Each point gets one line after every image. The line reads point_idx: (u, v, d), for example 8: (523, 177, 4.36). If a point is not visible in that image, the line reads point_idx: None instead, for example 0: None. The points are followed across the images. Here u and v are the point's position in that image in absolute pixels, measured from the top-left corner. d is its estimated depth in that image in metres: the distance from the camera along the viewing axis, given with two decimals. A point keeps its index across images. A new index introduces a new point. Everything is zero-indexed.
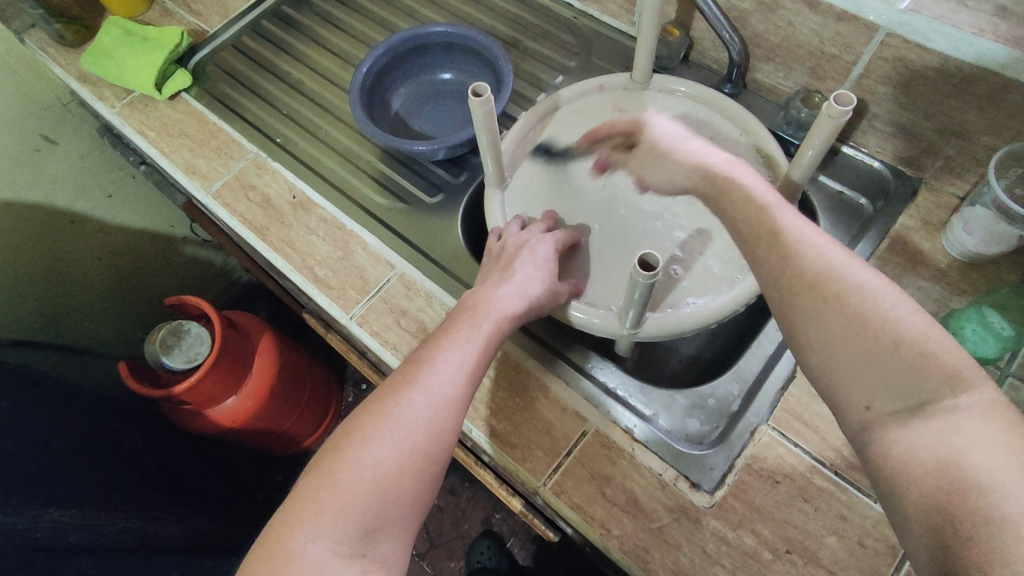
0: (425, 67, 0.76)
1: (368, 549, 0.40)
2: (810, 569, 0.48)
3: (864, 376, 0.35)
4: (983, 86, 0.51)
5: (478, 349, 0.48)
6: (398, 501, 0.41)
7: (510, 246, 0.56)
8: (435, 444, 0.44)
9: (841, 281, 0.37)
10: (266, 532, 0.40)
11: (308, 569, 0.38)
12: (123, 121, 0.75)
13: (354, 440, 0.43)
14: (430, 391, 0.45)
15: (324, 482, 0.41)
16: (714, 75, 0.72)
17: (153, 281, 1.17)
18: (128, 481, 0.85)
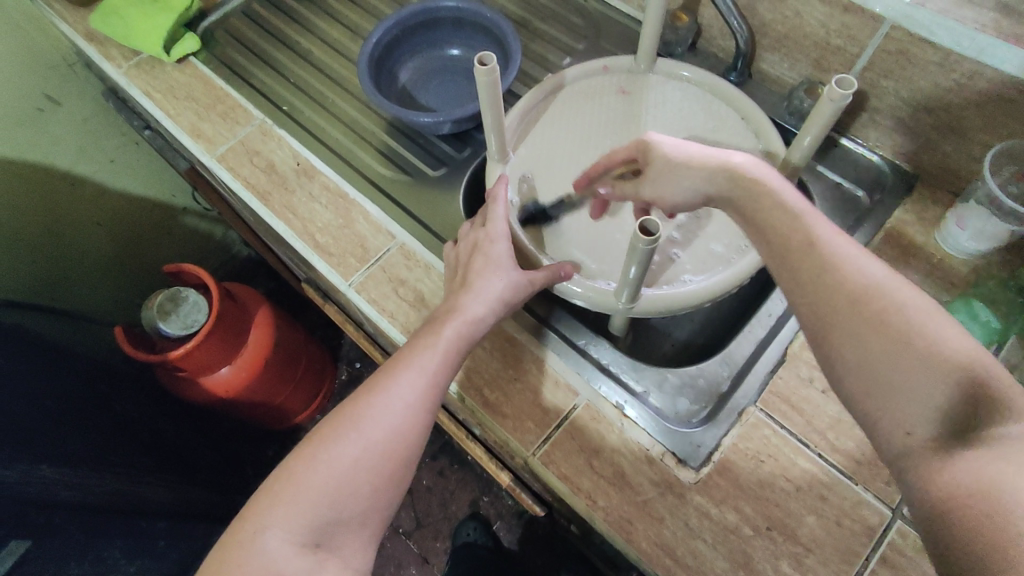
0: (433, 42, 0.76)
1: (322, 542, 0.43)
2: (788, 546, 0.49)
3: (910, 403, 0.35)
4: (983, 82, 0.52)
5: (446, 355, 0.49)
6: (353, 499, 0.44)
7: (467, 249, 0.56)
8: (394, 446, 0.46)
9: (888, 305, 0.37)
10: (234, 523, 0.44)
11: (261, 557, 0.42)
12: (130, 81, 0.75)
13: (315, 443, 0.46)
14: (390, 396, 0.47)
15: (284, 479, 0.45)
16: (720, 64, 0.73)
17: (151, 250, 1.17)
18: (119, 444, 0.85)
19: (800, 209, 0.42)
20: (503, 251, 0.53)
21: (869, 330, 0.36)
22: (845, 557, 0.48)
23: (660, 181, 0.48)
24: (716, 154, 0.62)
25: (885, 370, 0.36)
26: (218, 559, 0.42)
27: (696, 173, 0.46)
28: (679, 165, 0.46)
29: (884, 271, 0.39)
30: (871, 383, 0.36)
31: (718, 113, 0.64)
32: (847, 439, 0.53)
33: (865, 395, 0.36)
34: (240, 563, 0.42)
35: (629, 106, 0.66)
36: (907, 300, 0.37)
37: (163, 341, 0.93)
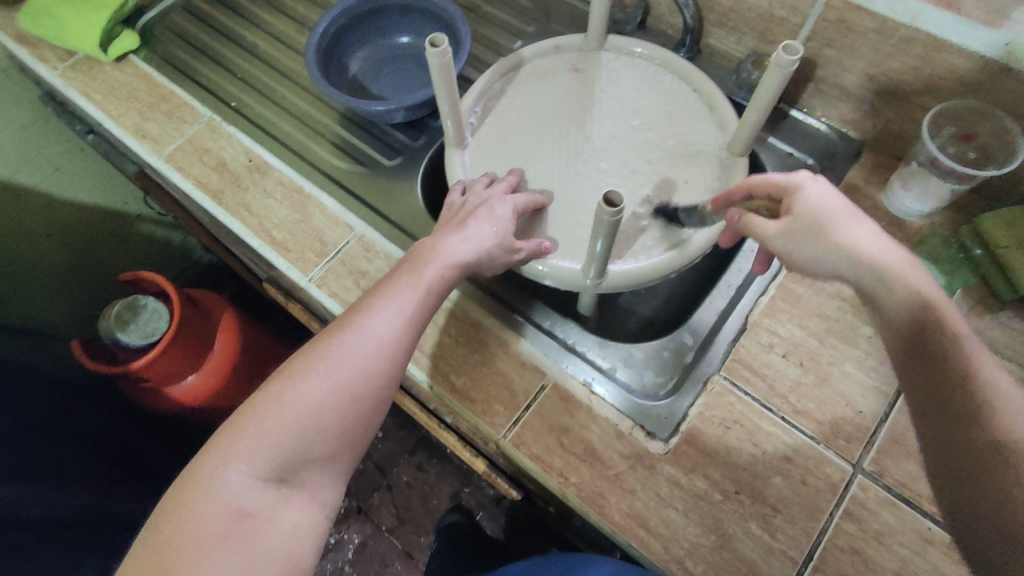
0: (381, 30, 0.75)
1: (289, 477, 0.42)
2: (757, 508, 0.50)
3: (937, 446, 0.37)
4: (919, 46, 0.54)
5: (421, 298, 0.48)
6: (323, 437, 0.43)
7: (469, 205, 0.54)
8: (368, 388, 0.44)
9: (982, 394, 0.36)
10: (193, 457, 0.41)
11: (227, 491, 0.39)
12: (67, 83, 0.72)
13: (283, 378, 0.44)
14: (365, 338, 0.45)
15: (253, 414, 0.42)
16: (670, 40, 0.73)
17: (110, 259, 1.12)
18: (81, 458, 0.84)
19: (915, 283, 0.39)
20: (503, 214, 0.53)
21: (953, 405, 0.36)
22: (811, 514, 0.50)
23: (807, 225, 0.41)
24: (671, 129, 0.63)
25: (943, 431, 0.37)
26: (173, 495, 0.39)
27: (832, 243, 0.40)
28: (824, 234, 0.40)
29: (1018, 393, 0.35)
30: (942, 442, 0.37)
31: (670, 87, 0.65)
32: (809, 401, 0.54)
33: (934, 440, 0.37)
34: (200, 497, 0.39)
35: (584, 84, 0.66)
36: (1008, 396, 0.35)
37: (124, 353, 0.90)
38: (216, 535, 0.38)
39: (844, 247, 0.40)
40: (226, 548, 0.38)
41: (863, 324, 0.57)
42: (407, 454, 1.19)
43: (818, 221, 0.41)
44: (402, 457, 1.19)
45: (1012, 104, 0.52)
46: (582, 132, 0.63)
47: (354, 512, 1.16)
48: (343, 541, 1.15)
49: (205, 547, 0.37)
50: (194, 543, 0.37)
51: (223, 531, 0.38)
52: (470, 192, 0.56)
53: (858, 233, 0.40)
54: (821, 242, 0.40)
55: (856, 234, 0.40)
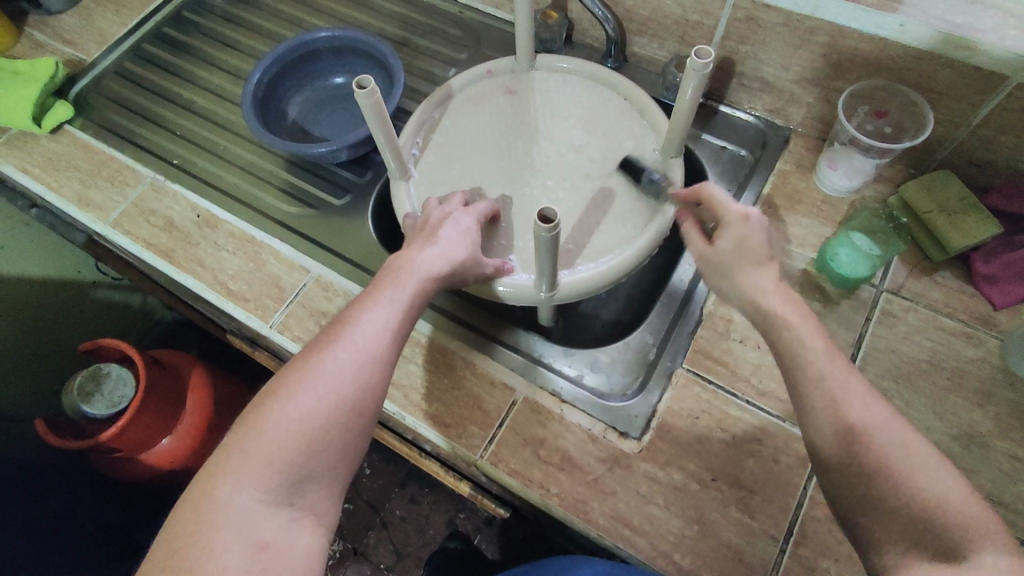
0: (316, 74, 0.76)
1: (296, 498, 0.39)
2: (734, 492, 0.52)
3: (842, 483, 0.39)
4: (823, 35, 0.57)
5: (405, 306, 0.47)
6: (324, 453, 0.40)
7: (434, 216, 0.55)
8: (363, 398, 0.43)
9: (852, 412, 0.39)
10: (188, 488, 0.38)
11: (235, 517, 0.37)
12: (3, 160, 0.71)
13: (275, 395, 0.41)
14: (354, 346, 0.44)
15: (247, 436, 0.39)
16: (597, 53, 0.76)
17: (67, 331, 1.08)
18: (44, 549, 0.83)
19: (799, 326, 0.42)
20: (469, 224, 0.55)
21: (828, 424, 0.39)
22: (785, 491, 0.51)
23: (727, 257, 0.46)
24: (607, 138, 0.65)
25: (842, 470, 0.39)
26: (178, 526, 0.36)
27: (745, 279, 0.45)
28: (741, 267, 0.45)
29: (871, 404, 0.39)
30: (830, 459, 0.39)
31: (602, 98, 0.67)
32: (770, 381, 0.56)
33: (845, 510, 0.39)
34: (207, 527, 0.36)
35: (517, 105, 0.68)
36: (877, 425, 0.38)
37: (91, 424, 0.88)
38: (233, 564, 0.35)
39: (746, 285, 0.45)
40: None
41: (813, 300, 0.59)
42: (397, 488, 1.18)
43: (736, 259, 0.45)
44: (393, 491, 1.18)
45: (913, 79, 0.56)
46: (521, 151, 0.65)
47: (351, 555, 1.14)
48: None
49: None
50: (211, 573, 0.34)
51: (237, 562, 0.36)
52: (429, 208, 0.56)
53: (760, 279, 0.44)
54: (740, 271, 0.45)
55: (755, 277, 0.45)
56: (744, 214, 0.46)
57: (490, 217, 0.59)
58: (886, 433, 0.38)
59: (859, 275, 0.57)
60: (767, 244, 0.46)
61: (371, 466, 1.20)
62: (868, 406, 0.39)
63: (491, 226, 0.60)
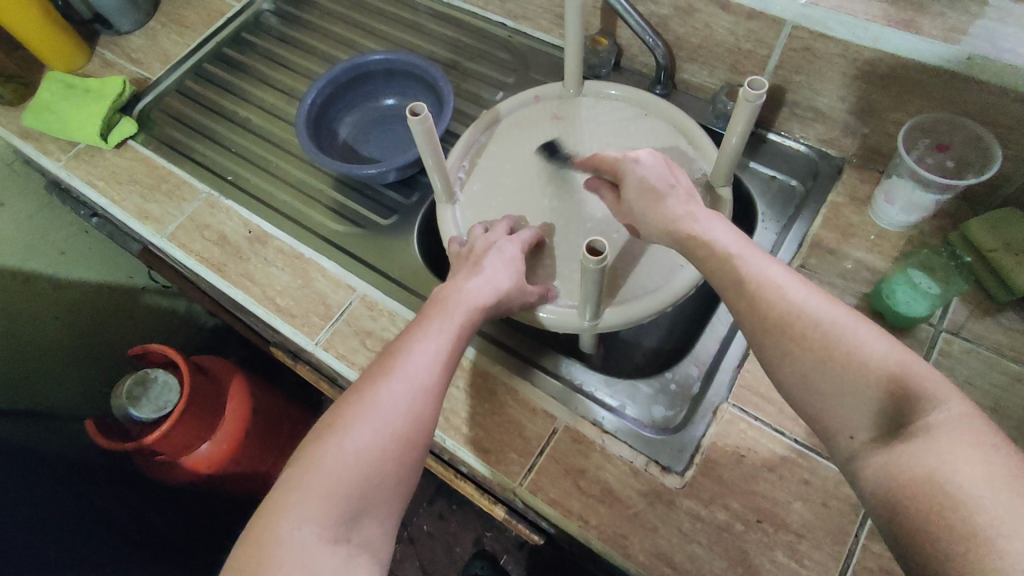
0: (366, 95, 0.78)
1: (354, 533, 0.39)
2: (781, 535, 0.50)
3: (784, 370, 0.41)
4: (884, 67, 0.56)
5: (452, 338, 0.47)
6: (381, 487, 0.41)
7: (478, 247, 0.56)
8: (416, 430, 0.43)
9: (772, 297, 0.43)
10: (250, 524, 0.39)
11: (297, 554, 0.37)
12: (70, 173, 0.75)
13: (332, 428, 0.42)
14: (407, 378, 0.44)
15: (307, 470, 0.40)
16: (645, 79, 0.75)
17: (116, 335, 1.12)
18: (95, 544, 0.84)
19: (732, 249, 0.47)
20: (513, 254, 0.55)
21: (759, 313, 0.43)
22: (836, 537, 0.49)
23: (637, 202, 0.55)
24: None
25: (777, 354, 0.42)
26: (243, 561, 0.37)
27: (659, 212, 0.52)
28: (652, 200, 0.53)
29: (796, 286, 0.43)
30: (763, 348, 0.43)
31: (651, 125, 0.67)
32: None
33: (804, 411, 0.41)
34: (271, 563, 0.36)
35: (564, 130, 0.68)
36: (800, 304, 0.42)
37: (136, 427, 0.90)
38: None
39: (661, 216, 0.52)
40: None
41: None
42: (426, 504, 1.18)
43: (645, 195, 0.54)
44: (422, 506, 1.18)
45: (980, 113, 0.54)
46: (567, 177, 0.65)
47: None
48: None
49: None
50: None
51: None
52: (474, 237, 0.57)
53: (668, 210, 0.52)
54: (650, 210, 0.53)
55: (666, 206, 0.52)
56: (632, 157, 0.56)
57: (534, 246, 0.59)
58: (806, 307, 0.42)
59: (918, 314, 0.55)
60: (664, 176, 0.54)
61: None
62: (791, 290, 0.43)
63: (536, 254, 0.61)
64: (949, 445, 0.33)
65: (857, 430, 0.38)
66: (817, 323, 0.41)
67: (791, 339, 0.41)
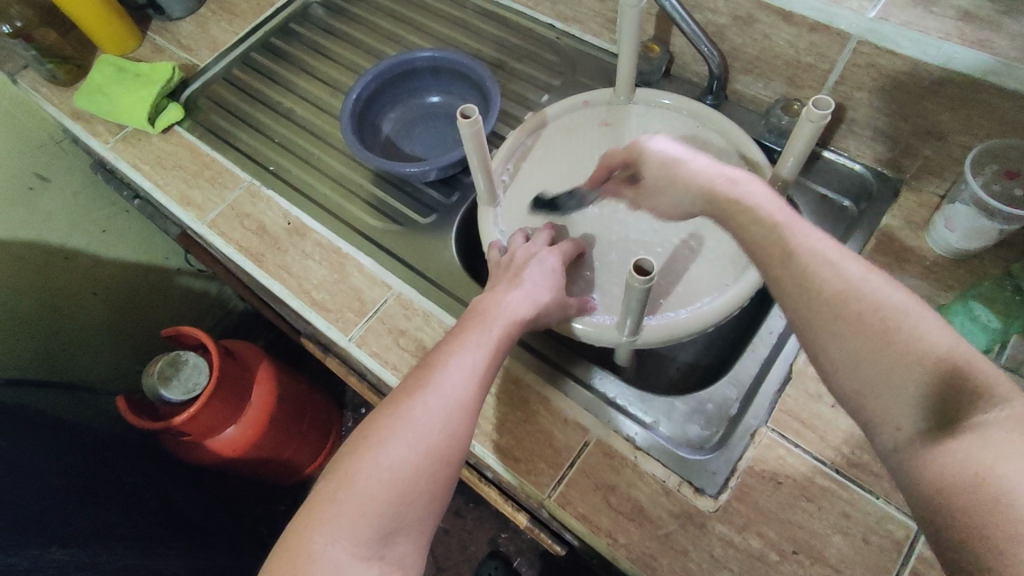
0: (411, 92, 0.77)
1: (386, 551, 0.39)
2: (817, 569, 0.48)
3: (832, 348, 0.39)
4: (954, 88, 0.53)
5: (490, 351, 0.46)
6: (413, 505, 0.40)
7: (520, 257, 0.55)
8: (450, 448, 0.42)
9: (825, 272, 0.40)
10: (286, 534, 0.40)
11: (330, 571, 0.37)
12: (117, 156, 0.76)
13: (367, 442, 0.42)
14: (442, 394, 0.44)
15: (341, 486, 0.40)
16: (695, 87, 0.74)
17: (149, 315, 1.14)
18: (128, 515, 0.84)
19: (780, 219, 0.43)
20: (555, 266, 0.54)
21: (808, 288, 0.40)
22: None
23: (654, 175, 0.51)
24: None
25: (826, 334, 0.39)
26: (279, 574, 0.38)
27: (688, 186, 0.48)
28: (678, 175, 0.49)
29: (850, 262, 0.41)
30: (810, 325, 0.40)
31: (701, 136, 0.65)
32: (864, 453, 0.52)
33: (849, 394, 0.39)
34: None
35: (612, 138, 0.67)
36: (852, 282, 0.40)
37: (166, 407, 0.92)
38: None
39: (688, 184, 0.48)
40: None
41: None
42: None
43: (667, 171, 0.50)
44: None
45: None
46: None
47: None
48: None
49: None
50: None
51: None
52: (514, 246, 0.57)
53: (701, 173, 0.48)
54: (672, 179, 0.49)
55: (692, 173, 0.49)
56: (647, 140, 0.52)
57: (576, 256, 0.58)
58: (858, 287, 0.39)
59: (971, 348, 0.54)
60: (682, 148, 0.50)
61: None
62: (840, 265, 0.40)
63: (575, 267, 0.60)
64: (1003, 446, 0.31)
65: (906, 423, 0.36)
66: (869, 304, 0.38)
67: (843, 319, 0.39)
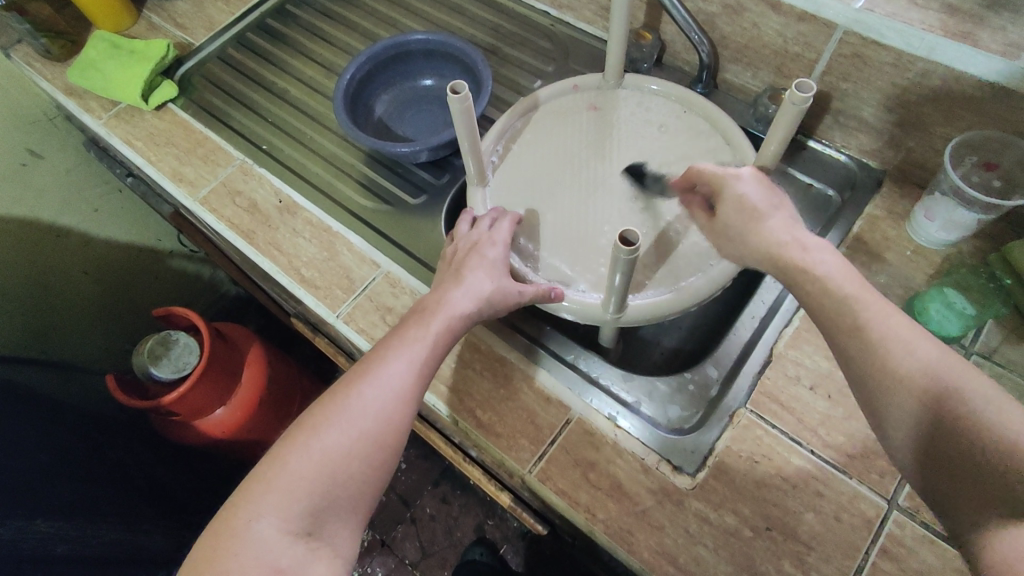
0: (405, 74, 0.78)
1: (315, 529, 0.40)
2: (790, 545, 0.49)
3: (898, 428, 0.38)
4: (935, 79, 0.54)
5: (431, 343, 0.48)
6: (343, 486, 0.41)
7: (463, 247, 0.55)
8: (384, 435, 0.43)
9: (887, 346, 0.39)
10: (217, 514, 0.40)
11: (253, 546, 0.38)
12: (110, 131, 0.76)
13: (303, 427, 0.43)
14: (380, 382, 0.45)
15: (272, 466, 0.41)
16: (686, 76, 0.74)
17: (140, 296, 1.14)
18: (113, 490, 0.86)
19: (851, 291, 0.42)
20: (496, 257, 0.54)
21: (871, 363, 0.39)
22: (846, 552, 0.49)
23: (734, 220, 0.51)
24: (691, 163, 0.63)
25: (892, 411, 0.38)
26: (205, 552, 0.38)
27: (760, 233, 0.48)
28: (756, 221, 0.49)
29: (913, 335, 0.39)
30: (878, 404, 0.39)
31: (689, 122, 0.66)
32: (839, 435, 0.53)
33: (921, 479, 0.37)
34: (228, 552, 0.38)
35: (601, 122, 0.68)
36: (916, 358, 0.38)
37: (155, 386, 0.92)
38: None
39: (766, 234, 0.48)
40: None
41: None
42: (430, 486, 1.19)
43: (742, 218, 0.50)
44: (426, 489, 1.19)
45: None
46: (599, 170, 0.65)
47: (378, 546, 1.15)
48: None
49: None
50: None
51: None
52: (460, 236, 0.57)
53: (779, 230, 0.48)
54: (747, 226, 0.49)
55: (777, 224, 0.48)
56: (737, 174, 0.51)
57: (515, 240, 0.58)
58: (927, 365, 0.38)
59: (945, 334, 0.54)
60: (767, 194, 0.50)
61: (408, 460, 1.21)
62: (906, 340, 0.39)
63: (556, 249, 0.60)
64: None
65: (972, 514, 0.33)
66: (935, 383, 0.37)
67: (905, 395, 0.37)
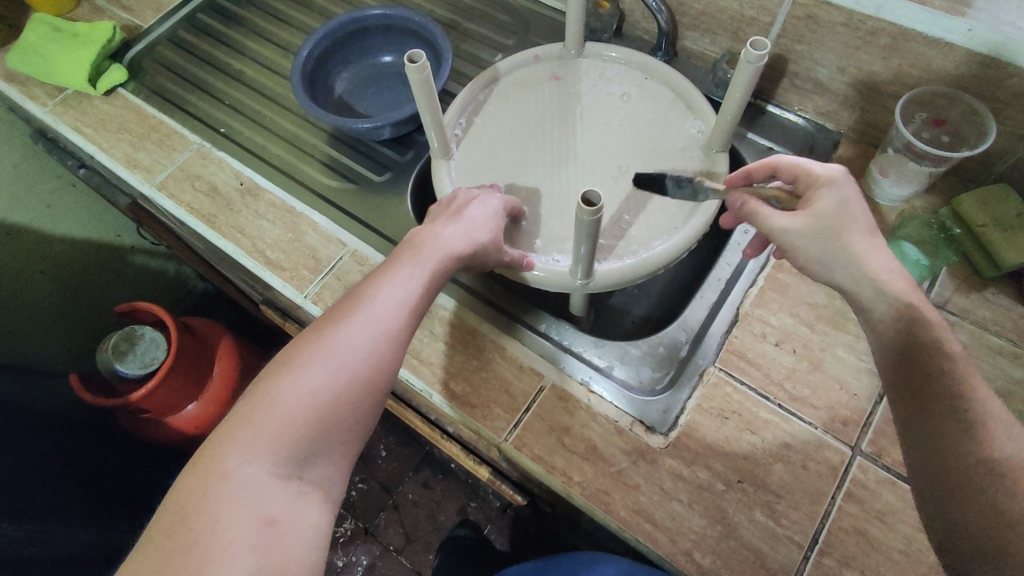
0: (364, 51, 0.76)
1: (303, 472, 0.39)
2: (760, 495, 0.51)
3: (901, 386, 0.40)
4: (885, 37, 0.56)
5: (423, 284, 0.47)
6: (332, 428, 0.40)
7: (462, 196, 0.54)
8: (374, 377, 0.42)
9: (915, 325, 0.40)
10: (195, 455, 0.38)
11: (241, 488, 0.36)
12: (57, 119, 0.73)
13: (289, 366, 0.41)
14: (369, 324, 0.43)
15: (258, 407, 0.39)
16: (646, 45, 0.75)
17: (102, 293, 1.11)
18: (82, 492, 0.85)
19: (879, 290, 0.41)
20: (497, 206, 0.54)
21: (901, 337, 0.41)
22: (814, 498, 0.50)
23: (826, 224, 0.44)
24: (653, 128, 0.64)
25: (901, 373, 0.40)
26: (184, 496, 0.36)
27: (851, 249, 0.43)
28: (849, 238, 0.43)
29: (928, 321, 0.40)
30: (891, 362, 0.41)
31: (650, 89, 0.66)
32: (804, 388, 0.55)
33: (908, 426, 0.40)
34: (214, 496, 0.36)
35: (564, 90, 0.68)
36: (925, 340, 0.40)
37: (122, 384, 0.89)
38: (237, 539, 0.35)
39: (866, 258, 0.42)
40: (250, 550, 0.35)
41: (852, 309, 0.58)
42: (411, 472, 1.18)
43: (839, 223, 0.43)
44: (408, 475, 1.18)
45: (979, 87, 0.54)
46: (563, 137, 0.65)
47: (361, 534, 1.15)
48: (351, 564, 1.13)
49: (226, 553, 0.34)
50: (214, 547, 0.34)
51: (243, 536, 0.35)
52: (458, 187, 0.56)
53: (873, 250, 0.43)
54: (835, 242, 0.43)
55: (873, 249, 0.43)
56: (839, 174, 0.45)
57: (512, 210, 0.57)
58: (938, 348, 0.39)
59: None
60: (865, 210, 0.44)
61: (388, 448, 1.21)
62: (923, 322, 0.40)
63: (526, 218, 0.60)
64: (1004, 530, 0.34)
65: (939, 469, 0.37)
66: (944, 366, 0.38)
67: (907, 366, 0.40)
